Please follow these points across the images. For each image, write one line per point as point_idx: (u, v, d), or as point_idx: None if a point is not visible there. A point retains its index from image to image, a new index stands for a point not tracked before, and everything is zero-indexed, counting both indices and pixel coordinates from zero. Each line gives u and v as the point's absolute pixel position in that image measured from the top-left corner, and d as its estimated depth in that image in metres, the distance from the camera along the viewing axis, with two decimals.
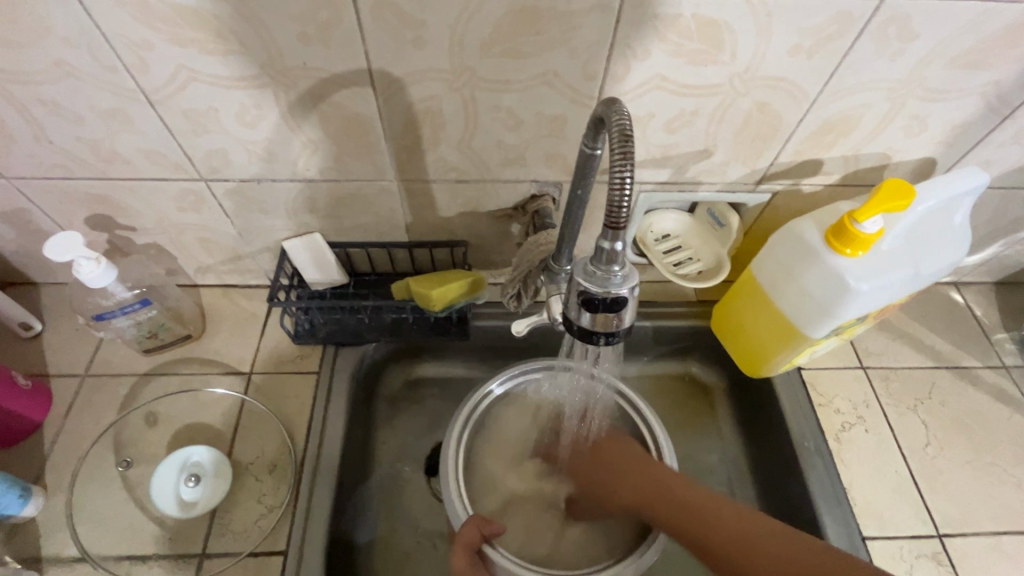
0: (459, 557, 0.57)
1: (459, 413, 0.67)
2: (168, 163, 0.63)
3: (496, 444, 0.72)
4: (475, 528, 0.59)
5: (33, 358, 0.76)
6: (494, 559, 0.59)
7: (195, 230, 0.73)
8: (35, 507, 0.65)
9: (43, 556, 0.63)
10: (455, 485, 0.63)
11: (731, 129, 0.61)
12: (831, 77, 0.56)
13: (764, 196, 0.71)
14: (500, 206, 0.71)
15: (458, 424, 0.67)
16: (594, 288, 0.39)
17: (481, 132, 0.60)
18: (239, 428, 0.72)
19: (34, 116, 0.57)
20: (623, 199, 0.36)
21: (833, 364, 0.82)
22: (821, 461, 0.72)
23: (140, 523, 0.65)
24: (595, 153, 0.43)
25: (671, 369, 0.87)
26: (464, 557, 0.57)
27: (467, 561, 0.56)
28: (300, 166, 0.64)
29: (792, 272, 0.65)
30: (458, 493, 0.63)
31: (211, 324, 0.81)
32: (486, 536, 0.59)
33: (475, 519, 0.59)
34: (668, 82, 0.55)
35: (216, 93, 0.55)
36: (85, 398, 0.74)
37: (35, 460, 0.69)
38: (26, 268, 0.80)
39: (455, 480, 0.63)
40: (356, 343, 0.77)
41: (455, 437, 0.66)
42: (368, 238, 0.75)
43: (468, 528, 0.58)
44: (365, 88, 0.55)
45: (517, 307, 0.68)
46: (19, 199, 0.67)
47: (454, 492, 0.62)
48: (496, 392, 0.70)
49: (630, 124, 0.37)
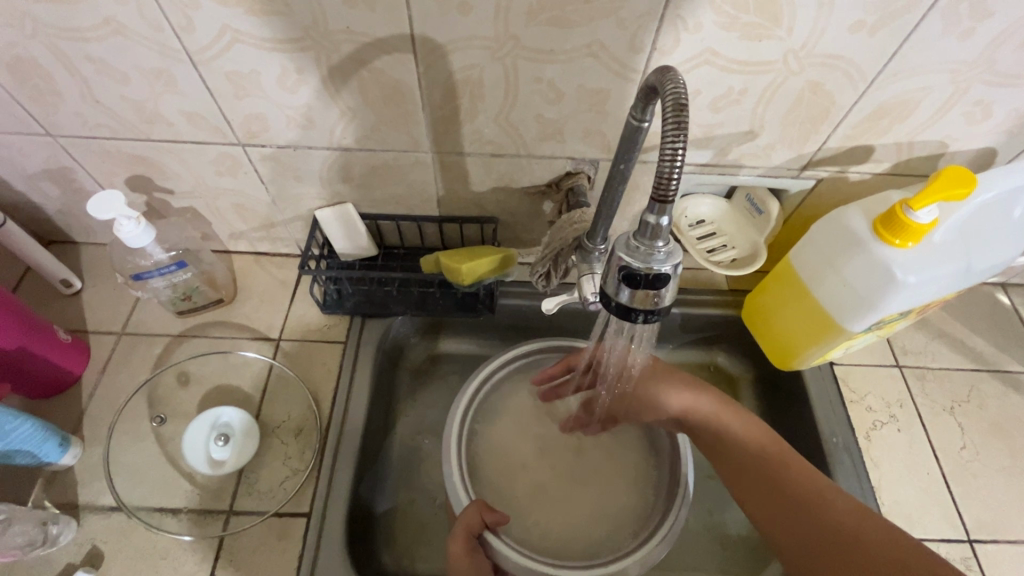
0: (457, 542, 0.58)
1: (474, 379, 0.69)
2: (207, 126, 0.63)
3: (511, 428, 0.73)
4: (478, 514, 0.59)
5: (72, 315, 0.79)
6: (495, 545, 0.59)
7: (230, 195, 0.74)
8: (73, 456, 0.67)
9: (80, 503, 0.66)
10: (458, 470, 0.64)
11: (780, 110, 0.59)
12: (892, 56, 0.53)
13: (807, 183, 0.68)
14: (533, 182, 0.70)
15: (465, 401, 0.68)
16: (636, 264, 0.38)
17: (520, 104, 0.59)
18: (267, 392, 0.74)
19: (81, 74, 0.58)
20: (674, 171, 0.35)
21: (866, 361, 0.80)
22: (849, 457, 0.70)
23: (171, 477, 0.68)
24: (642, 125, 0.41)
25: (696, 358, 0.86)
26: (461, 544, 0.58)
27: (463, 549, 0.58)
28: (337, 134, 0.63)
29: (833, 262, 0.63)
30: (463, 481, 0.63)
31: (242, 290, 0.82)
32: (489, 523, 0.59)
33: (478, 504, 0.60)
34: (719, 57, 0.53)
35: (258, 55, 0.55)
36: (121, 355, 0.76)
37: (74, 411, 0.72)
38: (67, 227, 0.82)
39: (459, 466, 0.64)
40: (383, 315, 0.77)
41: (459, 414, 0.67)
42: (399, 210, 0.75)
43: (470, 512, 0.59)
44: (406, 54, 0.54)
45: (546, 287, 0.68)
46: (64, 158, 0.69)
47: (460, 481, 0.63)
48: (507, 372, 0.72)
49: (686, 93, 0.35)
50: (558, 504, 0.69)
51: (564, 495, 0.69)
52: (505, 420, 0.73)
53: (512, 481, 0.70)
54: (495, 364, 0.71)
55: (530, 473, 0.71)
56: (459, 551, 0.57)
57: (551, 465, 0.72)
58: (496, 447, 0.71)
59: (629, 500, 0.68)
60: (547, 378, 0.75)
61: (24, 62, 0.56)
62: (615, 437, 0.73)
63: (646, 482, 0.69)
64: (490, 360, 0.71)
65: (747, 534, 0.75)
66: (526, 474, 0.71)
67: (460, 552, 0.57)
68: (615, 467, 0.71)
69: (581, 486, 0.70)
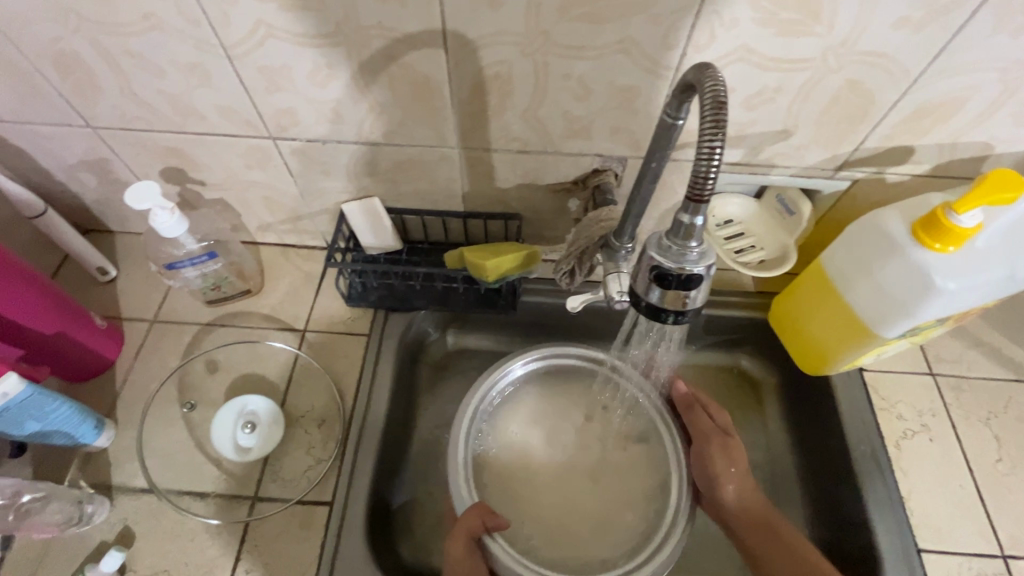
0: (457, 543, 0.58)
1: (481, 383, 0.68)
2: (239, 120, 0.64)
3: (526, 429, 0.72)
4: (478, 517, 0.59)
5: (107, 302, 0.81)
6: (495, 552, 0.58)
7: (259, 187, 0.75)
8: (107, 438, 0.70)
9: (113, 484, 0.68)
10: (462, 472, 0.62)
11: (817, 109, 0.57)
12: (938, 54, 0.51)
13: (842, 184, 0.67)
14: (559, 179, 0.69)
15: (478, 396, 0.67)
16: (668, 264, 0.38)
17: (548, 100, 0.59)
18: (293, 382, 0.75)
19: (120, 68, 0.59)
20: (710, 170, 0.34)
21: (898, 368, 0.77)
22: (877, 466, 0.69)
23: (199, 462, 0.70)
24: (677, 123, 0.40)
25: (720, 360, 0.85)
26: (461, 544, 0.58)
27: (464, 550, 0.58)
28: (365, 128, 0.64)
29: (868, 266, 0.62)
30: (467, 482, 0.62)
31: (269, 281, 0.83)
32: (490, 527, 0.59)
33: (479, 507, 0.59)
34: (754, 54, 0.52)
35: (290, 49, 0.55)
36: (153, 341, 0.78)
37: (108, 395, 0.74)
38: (103, 216, 0.85)
39: (463, 464, 0.63)
40: (406, 308, 0.78)
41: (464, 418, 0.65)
42: (424, 205, 0.76)
43: (471, 514, 0.59)
44: (436, 50, 0.54)
45: (569, 285, 0.68)
46: (102, 149, 0.71)
47: (464, 485, 0.62)
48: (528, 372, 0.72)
49: (725, 91, 0.34)
50: (562, 513, 0.69)
51: (560, 508, 0.69)
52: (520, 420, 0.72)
53: (521, 484, 0.70)
54: (496, 373, 0.69)
55: (540, 477, 0.71)
56: (459, 551, 0.58)
57: (561, 472, 0.72)
58: (507, 445, 0.71)
59: (629, 514, 0.67)
60: (546, 386, 0.73)
61: (67, 55, 0.58)
62: (613, 448, 0.72)
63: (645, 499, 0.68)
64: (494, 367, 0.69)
65: None
66: (518, 484, 0.70)
67: (460, 553, 0.57)
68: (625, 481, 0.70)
69: (588, 496, 0.70)
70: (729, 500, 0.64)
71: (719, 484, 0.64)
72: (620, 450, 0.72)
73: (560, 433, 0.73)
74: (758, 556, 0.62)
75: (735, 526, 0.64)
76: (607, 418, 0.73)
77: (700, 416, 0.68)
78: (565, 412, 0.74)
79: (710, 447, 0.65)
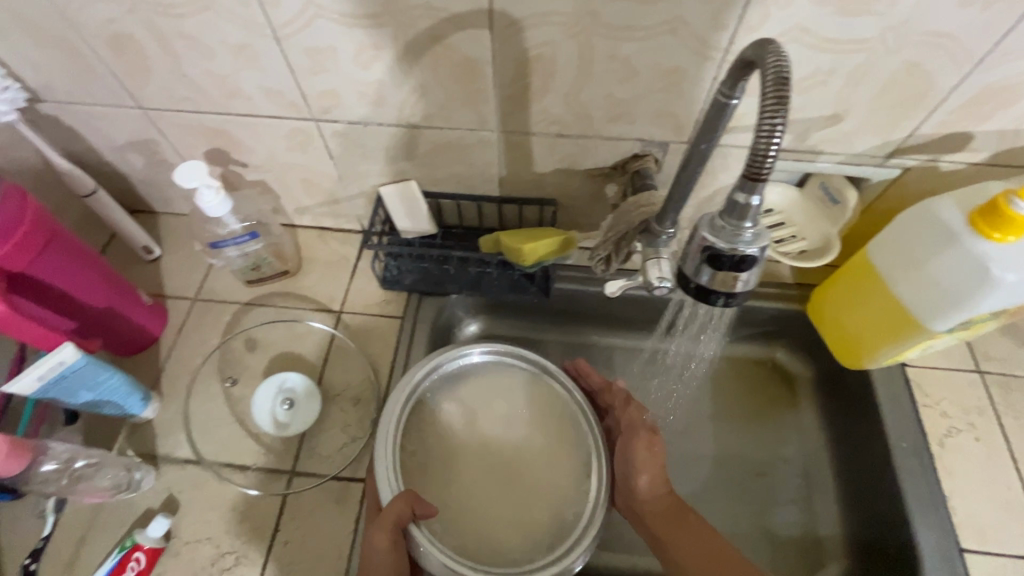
0: (380, 535, 0.52)
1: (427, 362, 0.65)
2: (284, 102, 0.65)
3: (463, 414, 0.67)
4: (406, 505, 0.53)
5: (152, 279, 0.84)
6: (419, 540, 0.54)
7: (299, 169, 0.76)
8: (152, 411, 0.72)
9: (159, 454, 0.70)
10: (387, 452, 0.58)
11: (871, 93, 0.55)
12: (1006, 35, 0.49)
13: (893, 172, 0.65)
14: (598, 164, 0.69)
15: (416, 377, 0.64)
16: (721, 244, 0.37)
17: (591, 83, 0.58)
18: (329, 361, 0.77)
19: (172, 49, 0.60)
20: (770, 148, 0.34)
21: (944, 365, 0.75)
22: (919, 464, 0.67)
23: (239, 436, 0.72)
24: (730, 103, 0.39)
25: (754, 353, 0.84)
26: (386, 536, 0.52)
27: (389, 542, 0.52)
28: (407, 111, 0.64)
29: (920, 256, 0.60)
30: (393, 464, 0.57)
31: (306, 262, 0.85)
32: (417, 515, 0.54)
33: (407, 496, 0.54)
34: (808, 35, 0.51)
35: (337, 30, 0.56)
36: (195, 319, 0.81)
37: (153, 369, 0.77)
38: (149, 196, 0.87)
39: (388, 448, 0.58)
40: (439, 293, 0.78)
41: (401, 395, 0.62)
42: (460, 189, 0.76)
43: (398, 503, 0.53)
44: (481, 30, 0.54)
45: (604, 272, 0.68)
46: (151, 130, 0.73)
47: (393, 458, 0.58)
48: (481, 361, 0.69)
49: (789, 66, 0.33)
50: (478, 502, 0.62)
51: (480, 501, 0.63)
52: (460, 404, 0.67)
53: (447, 468, 0.64)
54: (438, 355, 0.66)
55: (465, 461, 0.65)
56: (383, 541, 0.52)
57: (491, 457, 0.65)
58: (439, 427, 0.65)
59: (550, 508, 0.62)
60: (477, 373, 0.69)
61: (122, 36, 0.59)
62: (540, 442, 0.66)
63: (565, 495, 0.63)
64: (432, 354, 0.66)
65: (801, 534, 0.73)
66: (438, 472, 0.63)
67: (383, 546, 0.52)
68: (556, 479, 0.64)
69: (511, 487, 0.63)
70: (642, 492, 0.59)
71: (633, 475, 0.59)
72: (546, 444, 0.66)
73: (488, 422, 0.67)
74: (669, 548, 0.58)
75: (649, 519, 0.60)
76: (548, 411, 0.68)
77: (635, 412, 0.64)
78: (504, 397, 0.68)
79: (634, 440, 0.60)
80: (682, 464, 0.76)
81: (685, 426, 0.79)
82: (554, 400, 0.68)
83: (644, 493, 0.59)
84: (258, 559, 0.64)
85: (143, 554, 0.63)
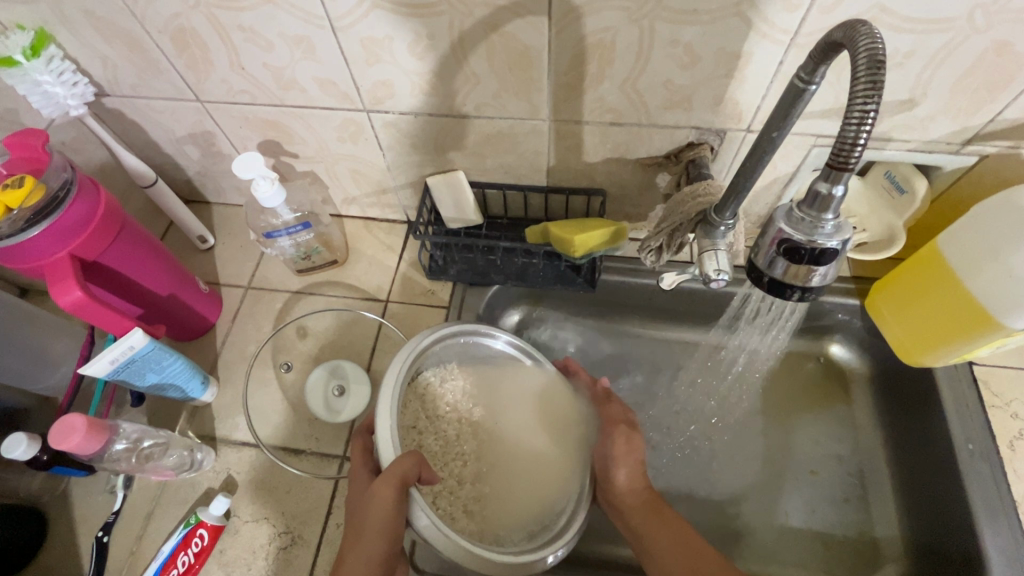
0: (386, 487, 0.49)
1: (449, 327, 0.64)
2: (337, 93, 0.66)
3: (455, 390, 0.67)
4: (416, 466, 0.51)
5: (207, 268, 0.87)
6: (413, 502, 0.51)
7: (349, 161, 0.77)
8: (211, 394, 0.75)
9: (217, 436, 0.73)
10: (391, 413, 0.54)
11: (952, 75, 0.52)
12: None
13: (968, 160, 0.61)
14: (651, 153, 0.67)
15: (427, 342, 0.61)
16: (799, 236, 0.37)
17: (650, 69, 0.57)
18: (376, 350, 0.78)
19: (233, 42, 0.61)
20: (859, 136, 0.32)
21: (1014, 364, 0.71)
22: (989, 467, 0.64)
23: (292, 420, 0.74)
24: (809, 88, 0.37)
25: (804, 347, 0.81)
26: (391, 492, 0.49)
27: (393, 498, 0.49)
28: (459, 100, 0.64)
29: (998, 248, 0.57)
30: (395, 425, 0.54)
31: (353, 252, 0.86)
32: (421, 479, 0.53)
33: (417, 456, 0.52)
34: (887, 14, 0.48)
35: (393, 21, 0.55)
36: (248, 306, 0.83)
37: (210, 354, 0.80)
38: (203, 187, 0.90)
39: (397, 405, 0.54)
40: (484, 283, 0.78)
41: (417, 351, 0.59)
42: (507, 179, 0.76)
43: (408, 459, 0.51)
44: (540, 17, 0.53)
45: (655, 264, 0.65)
46: (208, 123, 0.75)
47: (393, 421, 0.54)
48: (500, 349, 0.69)
49: (882, 48, 0.31)
50: (462, 480, 0.63)
51: (469, 478, 0.63)
52: (455, 381, 0.67)
53: (442, 443, 0.64)
54: (459, 327, 0.65)
55: (461, 438, 0.65)
56: (387, 496, 0.49)
57: (488, 438, 0.67)
58: (430, 402, 0.65)
59: (540, 495, 0.64)
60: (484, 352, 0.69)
61: (185, 30, 0.61)
62: (537, 428, 0.69)
63: (557, 489, 0.65)
64: (446, 325, 0.64)
65: (856, 535, 0.70)
66: (433, 446, 0.63)
67: (384, 498, 0.49)
68: (537, 467, 0.66)
69: (496, 469, 0.65)
70: (619, 484, 0.62)
71: (611, 467, 0.63)
72: (538, 431, 0.69)
73: (484, 405, 0.68)
74: (642, 536, 0.58)
75: (625, 513, 0.61)
76: (546, 403, 0.70)
77: (617, 408, 0.68)
78: (500, 382, 0.70)
79: (614, 435, 0.65)
80: (731, 460, 0.75)
81: (734, 421, 0.77)
82: (543, 391, 0.70)
83: (622, 486, 0.62)
84: (313, 540, 0.66)
85: (206, 531, 0.65)
